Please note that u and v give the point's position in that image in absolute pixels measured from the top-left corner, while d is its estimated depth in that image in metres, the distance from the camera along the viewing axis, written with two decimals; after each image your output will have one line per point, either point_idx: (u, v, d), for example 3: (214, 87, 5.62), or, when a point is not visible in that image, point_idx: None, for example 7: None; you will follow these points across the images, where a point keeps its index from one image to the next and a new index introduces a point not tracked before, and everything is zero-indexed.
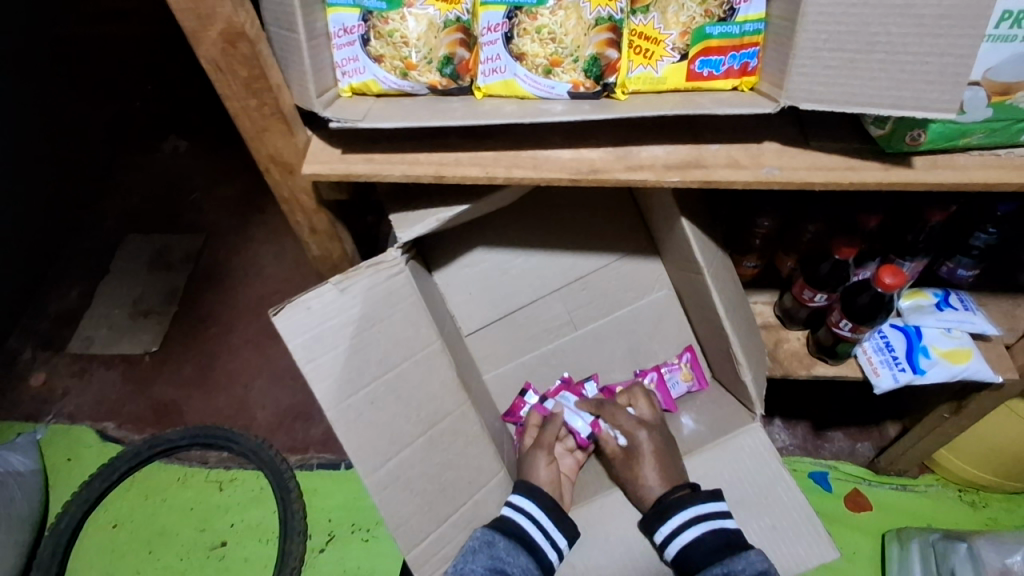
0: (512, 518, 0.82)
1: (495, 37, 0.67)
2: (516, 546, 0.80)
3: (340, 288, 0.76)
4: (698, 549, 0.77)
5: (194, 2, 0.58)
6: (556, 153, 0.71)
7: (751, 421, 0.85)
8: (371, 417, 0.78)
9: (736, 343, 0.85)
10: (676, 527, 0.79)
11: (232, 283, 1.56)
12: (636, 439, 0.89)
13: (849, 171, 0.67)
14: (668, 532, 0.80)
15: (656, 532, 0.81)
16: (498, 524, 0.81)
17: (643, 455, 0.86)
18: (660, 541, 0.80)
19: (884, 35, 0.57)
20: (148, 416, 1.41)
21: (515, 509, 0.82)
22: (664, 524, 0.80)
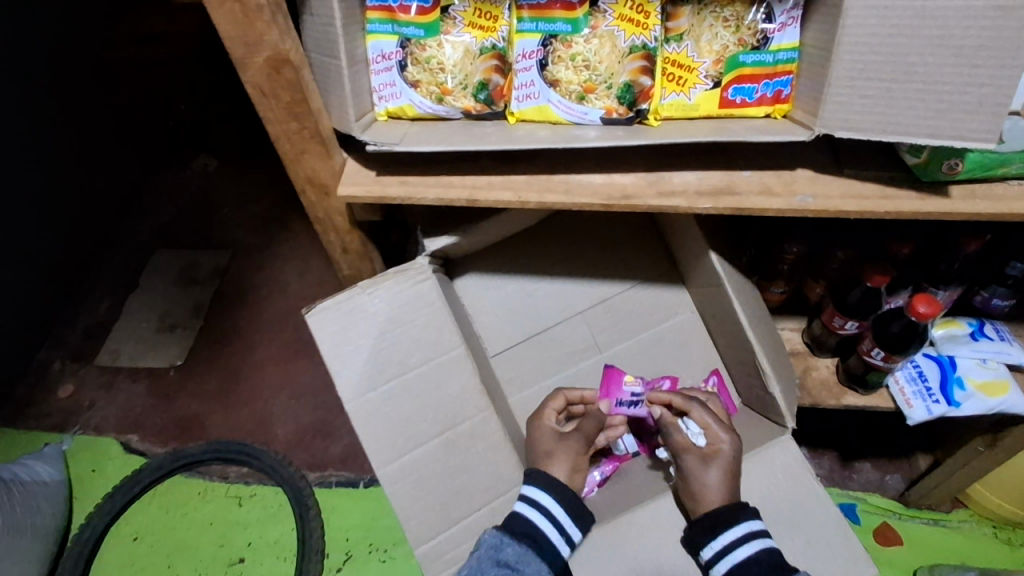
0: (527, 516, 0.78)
1: (530, 64, 0.69)
2: (526, 552, 0.76)
3: (367, 290, 0.79)
4: (753, 570, 0.72)
5: (243, 30, 0.60)
6: (587, 177, 0.72)
7: (781, 433, 0.83)
8: (389, 413, 0.79)
9: (763, 355, 0.83)
10: (728, 543, 0.73)
11: (257, 299, 1.58)
12: (716, 443, 0.80)
13: (883, 200, 0.67)
14: (720, 547, 0.74)
15: (703, 544, 0.75)
16: (512, 523, 0.78)
17: (717, 461, 0.78)
18: (707, 557, 0.75)
19: (921, 66, 0.57)
20: (171, 429, 1.42)
21: (537, 510, 0.78)
22: (716, 539, 0.74)
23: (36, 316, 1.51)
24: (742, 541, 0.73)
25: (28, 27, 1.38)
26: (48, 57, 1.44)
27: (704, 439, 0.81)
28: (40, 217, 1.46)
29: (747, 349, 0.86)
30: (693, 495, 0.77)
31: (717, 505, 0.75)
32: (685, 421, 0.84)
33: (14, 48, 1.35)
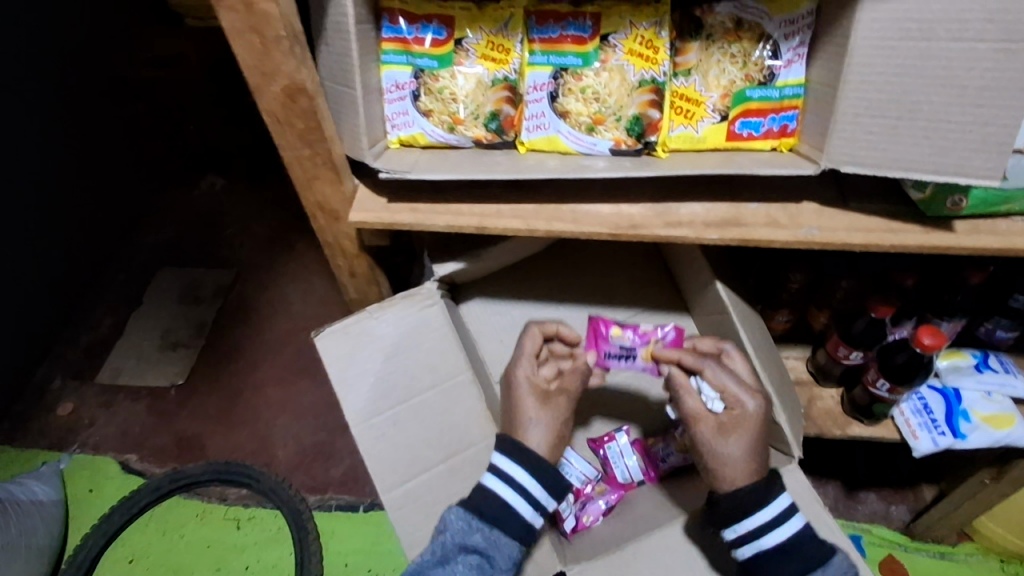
0: (498, 494, 0.73)
1: (540, 95, 0.70)
2: (495, 533, 0.72)
3: (375, 314, 0.80)
4: (778, 555, 0.70)
5: (260, 61, 0.60)
6: (595, 207, 0.72)
7: (788, 462, 0.82)
8: (394, 438, 0.79)
9: (770, 383, 0.81)
10: (754, 529, 0.70)
11: (259, 318, 1.59)
12: (738, 411, 0.73)
13: (889, 233, 0.67)
14: (748, 532, 0.70)
15: (726, 525, 0.71)
16: (483, 505, 0.73)
17: (743, 432, 0.72)
18: (730, 537, 0.71)
19: (925, 104, 0.58)
20: (171, 449, 1.41)
21: (509, 485, 0.74)
22: (740, 526, 0.70)
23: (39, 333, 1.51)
24: (770, 525, 0.70)
25: (40, 50, 1.41)
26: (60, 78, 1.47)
27: (721, 404, 0.74)
28: (46, 234, 1.47)
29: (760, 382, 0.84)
30: (716, 470, 0.72)
31: (744, 483, 0.71)
32: (698, 383, 0.75)
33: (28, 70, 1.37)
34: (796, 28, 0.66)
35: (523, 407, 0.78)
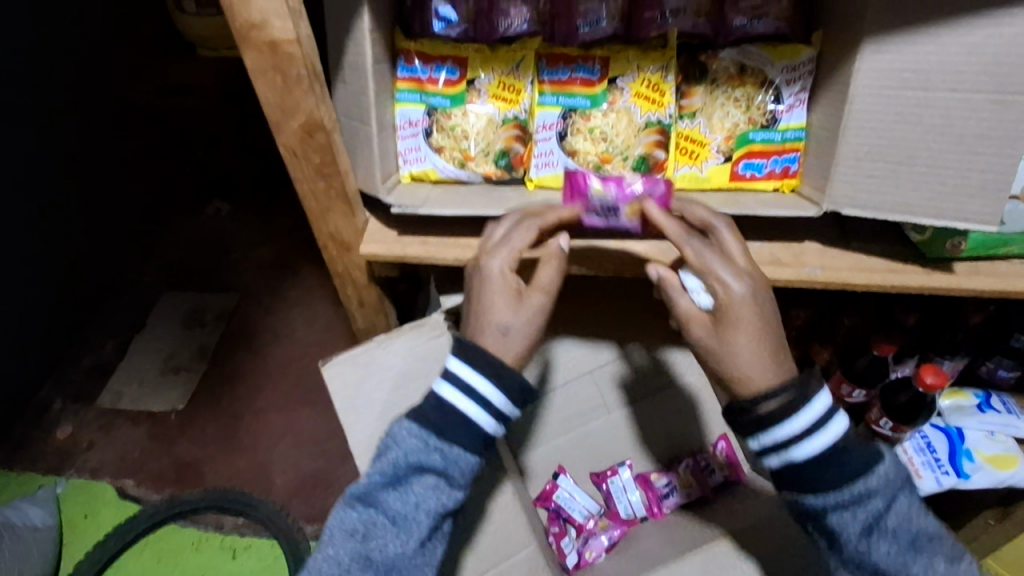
0: (459, 409, 0.62)
1: (549, 134, 0.72)
2: (466, 450, 0.62)
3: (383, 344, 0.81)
4: (813, 469, 0.60)
5: (281, 97, 0.62)
6: (603, 242, 0.73)
7: None
8: None
9: None
10: (780, 439, 0.59)
11: (262, 344, 1.59)
12: (734, 305, 0.59)
13: (890, 273, 0.69)
14: (774, 444, 0.60)
15: (749, 434, 0.61)
16: (442, 421, 0.62)
17: (743, 329, 0.59)
18: (754, 447, 0.61)
19: (924, 150, 0.60)
20: (168, 475, 1.40)
21: (473, 397, 0.62)
22: (764, 435, 0.60)
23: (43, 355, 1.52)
24: (803, 436, 0.59)
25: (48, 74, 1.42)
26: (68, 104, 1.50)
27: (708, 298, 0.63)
28: (50, 258, 1.49)
29: None
30: (726, 374, 0.60)
31: (763, 403, 0.59)
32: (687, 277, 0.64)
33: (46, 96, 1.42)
34: (797, 75, 0.69)
35: (490, 307, 0.63)
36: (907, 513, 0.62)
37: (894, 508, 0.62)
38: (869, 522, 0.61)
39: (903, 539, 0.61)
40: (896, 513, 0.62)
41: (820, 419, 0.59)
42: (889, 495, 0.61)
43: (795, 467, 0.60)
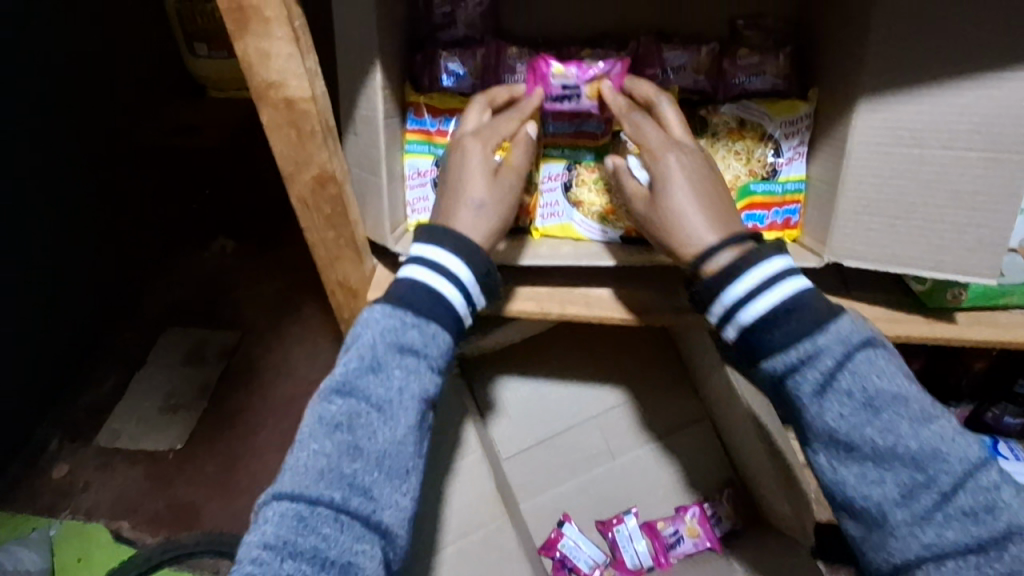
0: (428, 287, 0.62)
1: (555, 185, 0.75)
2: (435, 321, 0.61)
3: None
4: (772, 335, 0.57)
5: (295, 150, 0.64)
6: (606, 291, 0.75)
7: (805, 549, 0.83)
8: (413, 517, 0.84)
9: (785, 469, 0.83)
10: (734, 303, 0.58)
11: (262, 381, 1.53)
12: (666, 169, 0.63)
13: (892, 322, 0.69)
14: (728, 306, 0.59)
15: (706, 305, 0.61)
16: (410, 298, 0.61)
17: (678, 185, 0.62)
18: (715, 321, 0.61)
19: (921, 206, 0.61)
20: (165, 516, 1.36)
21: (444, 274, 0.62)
22: (717, 300, 0.59)
23: (41, 393, 1.44)
24: (765, 295, 0.57)
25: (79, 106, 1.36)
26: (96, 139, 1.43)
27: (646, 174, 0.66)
28: None
29: (768, 463, 0.85)
30: (675, 242, 0.62)
31: (715, 248, 0.60)
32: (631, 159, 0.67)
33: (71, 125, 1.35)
34: (795, 129, 0.71)
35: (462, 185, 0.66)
36: (898, 381, 0.58)
37: (882, 377, 0.57)
38: (850, 392, 0.57)
39: (894, 413, 0.57)
40: (886, 383, 0.57)
41: (782, 278, 0.58)
42: (874, 362, 0.57)
43: (750, 333, 0.58)
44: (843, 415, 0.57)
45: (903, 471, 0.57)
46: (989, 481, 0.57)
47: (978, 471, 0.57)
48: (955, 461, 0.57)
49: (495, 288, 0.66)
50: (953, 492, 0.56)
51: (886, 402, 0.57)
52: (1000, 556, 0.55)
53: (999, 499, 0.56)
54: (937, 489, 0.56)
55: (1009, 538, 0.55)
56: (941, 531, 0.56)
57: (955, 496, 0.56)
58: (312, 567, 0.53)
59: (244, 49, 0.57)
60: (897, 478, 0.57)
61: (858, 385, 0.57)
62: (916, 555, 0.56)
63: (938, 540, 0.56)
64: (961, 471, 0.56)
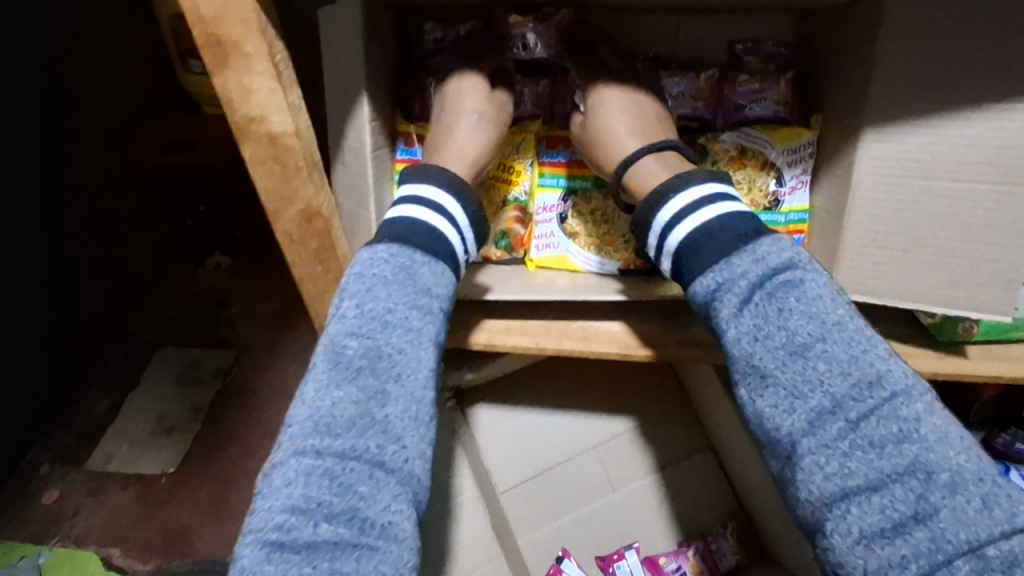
0: (430, 225, 0.60)
1: (550, 216, 0.73)
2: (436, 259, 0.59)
3: None
4: (696, 252, 0.56)
5: (279, 186, 0.61)
6: (604, 324, 0.72)
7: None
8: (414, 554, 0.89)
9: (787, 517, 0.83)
10: (664, 224, 0.59)
11: (257, 403, 1.35)
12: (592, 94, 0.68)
13: (901, 355, 0.67)
14: (659, 236, 0.60)
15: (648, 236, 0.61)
16: (411, 234, 0.59)
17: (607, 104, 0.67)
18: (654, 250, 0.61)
19: (931, 239, 0.59)
20: (157, 543, 1.23)
21: (445, 218, 0.61)
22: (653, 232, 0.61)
23: (34, 411, 1.28)
24: (684, 220, 0.58)
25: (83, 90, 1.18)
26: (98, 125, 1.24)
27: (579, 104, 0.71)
28: None
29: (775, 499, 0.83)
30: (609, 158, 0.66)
31: (642, 158, 0.64)
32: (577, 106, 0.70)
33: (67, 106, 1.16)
34: (798, 157, 0.69)
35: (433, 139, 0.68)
36: (818, 300, 0.52)
37: (797, 296, 0.52)
38: (759, 310, 0.52)
39: (808, 332, 0.51)
40: (803, 302, 0.52)
41: (706, 204, 0.58)
42: (792, 281, 0.52)
43: (678, 258, 0.58)
44: (749, 334, 0.52)
45: (813, 394, 0.50)
46: (909, 412, 0.48)
47: (896, 399, 0.49)
48: (871, 387, 0.49)
49: (486, 235, 0.66)
50: (864, 420, 0.49)
51: (799, 322, 0.51)
52: (905, 495, 0.47)
53: (916, 432, 0.48)
54: (843, 415, 0.49)
55: (915, 476, 0.47)
56: (844, 463, 0.48)
57: (867, 425, 0.48)
58: (353, 529, 0.48)
59: (223, 84, 0.55)
60: (805, 402, 0.50)
61: (773, 304, 0.52)
62: (821, 490, 0.49)
63: (841, 473, 0.48)
64: (877, 399, 0.49)
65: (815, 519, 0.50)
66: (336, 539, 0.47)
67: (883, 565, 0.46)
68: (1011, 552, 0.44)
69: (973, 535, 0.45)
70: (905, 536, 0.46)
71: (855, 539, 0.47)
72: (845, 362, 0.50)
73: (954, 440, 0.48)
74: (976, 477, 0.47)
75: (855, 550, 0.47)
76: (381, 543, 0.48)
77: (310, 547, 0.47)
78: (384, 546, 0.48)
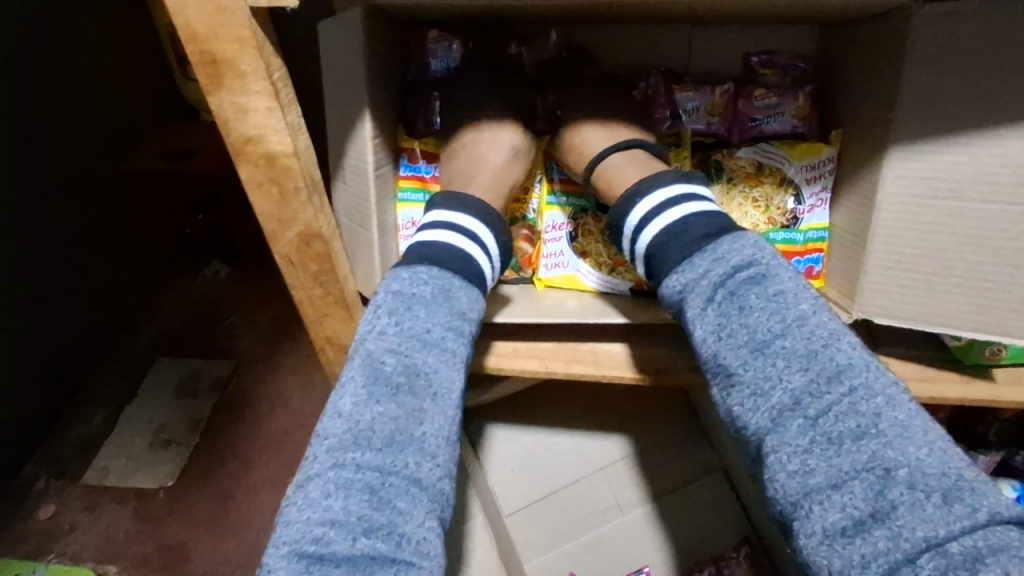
0: (465, 251, 0.58)
1: (559, 235, 0.70)
2: (471, 286, 0.57)
3: None
4: (662, 253, 0.54)
5: (278, 209, 0.59)
6: (615, 346, 0.70)
7: None
8: None
9: None
10: (638, 224, 0.58)
11: (256, 414, 1.29)
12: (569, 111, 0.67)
13: (927, 382, 0.64)
14: (631, 239, 0.59)
15: (623, 235, 0.60)
16: (444, 255, 0.57)
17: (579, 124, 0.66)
18: (629, 250, 0.60)
19: (960, 262, 0.56)
20: (153, 560, 1.15)
21: (478, 246, 0.59)
22: (626, 229, 0.59)
23: (28, 421, 1.21)
24: (653, 222, 0.56)
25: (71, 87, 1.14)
26: (92, 124, 1.20)
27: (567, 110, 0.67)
28: None
29: None
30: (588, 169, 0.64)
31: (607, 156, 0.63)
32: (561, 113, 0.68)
33: (61, 105, 1.13)
34: (817, 173, 0.66)
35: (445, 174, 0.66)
36: (782, 296, 0.48)
37: (758, 292, 0.49)
38: (721, 309, 0.50)
39: (769, 328, 0.47)
40: (762, 297, 0.48)
41: (676, 207, 0.56)
42: (753, 277, 0.49)
43: (648, 259, 0.56)
44: (712, 333, 0.50)
45: (772, 391, 0.46)
46: (870, 408, 0.43)
47: (856, 392, 0.44)
48: (830, 380, 0.45)
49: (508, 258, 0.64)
50: (823, 416, 0.44)
51: (759, 317, 0.48)
52: (863, 493, 0.41)
53: (876, 427, 0.43)
54: (801, 411, 0.45)
55: (872, 472, 0.41)
56: (804, 461, 0.43)
57: (825, 420, 0.44)
58: (392, 544, 0.44)
59: (219, 104, 0.53)
60: (765, 400, 0.46)
61: (733, 302, 0.49)
62: (784, 489, 0.44)
63: (801, 472, 0.43)
64: (836, 393, 0.44)
65: (784, 520, 0.45)
66: (375, 554, 0.43)
67: (846, 569, 0.40)
68: (978, 551, 0.37)
69: (932, 532, 0.39)
70: (864, 535, 0.40)
71: (818, 539, 0.42)
72: (806, 356, 0.46)
73: (916, 435, 0.42)
74: (940, 471, 0.41)
75: (819, 551, 0.42)
76: (417, 560, 0.44)
77: (349, 561, 0.42)
78: (419, 562, 0.44)
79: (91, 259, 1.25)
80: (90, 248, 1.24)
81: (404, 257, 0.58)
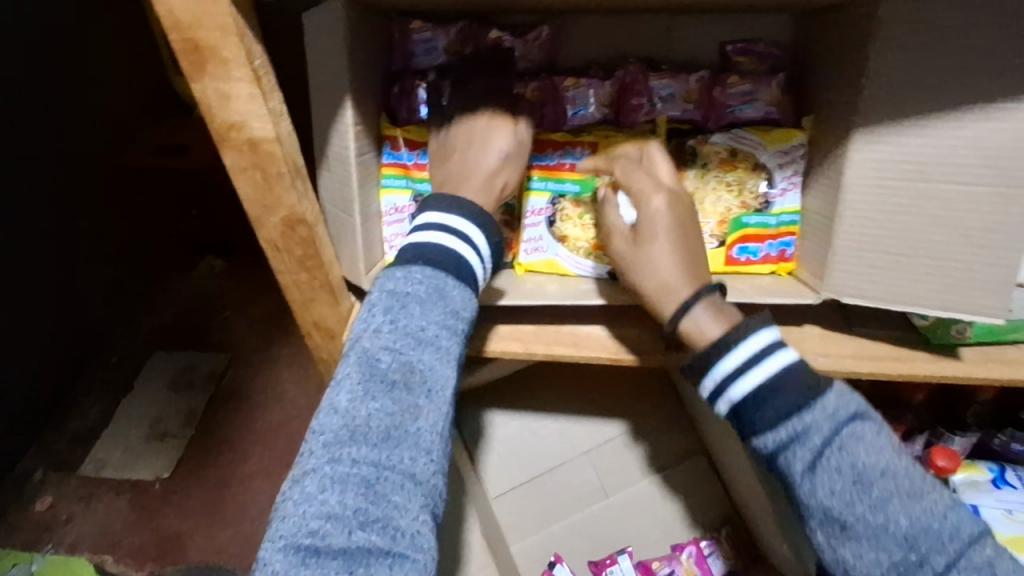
0: (456, 252, 0.58)
1: (538, 220, 0.71)
2: (462, 284, 0.58)
3: None
4: (765, 413, 0.56)
5: (262, 193, 0.60)
6: (593, 328, 0.72)
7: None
8: None
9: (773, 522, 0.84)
10: (729, 374, 0.57)
11: (250, 405, 1.31)
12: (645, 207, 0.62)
13: (898, 361, 0.66)
14: (717, 382, 0.58)
15: (704, 375, 0.59)
16: (440, 256, 0.57)
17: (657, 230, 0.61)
18: (709, 389, 0.59)
19: (927, 242, 0.58)
20: (149, 550, 1.17)
21: (467, 244, 0.60)
22: (713, 372, 0.58)
23: (25, 414, 1.22)
24: (749, 375, 0.57)
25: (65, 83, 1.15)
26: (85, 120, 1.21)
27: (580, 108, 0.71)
28: None
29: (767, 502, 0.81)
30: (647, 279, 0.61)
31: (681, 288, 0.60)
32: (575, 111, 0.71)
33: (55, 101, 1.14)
34: (789, 158, 0.68)
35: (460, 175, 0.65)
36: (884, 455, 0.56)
37: (866, 450, 0.56)
38: (836, 468, 0.56)
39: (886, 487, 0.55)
40: (872, 456, 0.56)
41: (766, 353, 0.57)
42: (857, 433, 0.56)
43: (740, 410, 0.57)
44: (832, 494, 0.56)
45: (898, 548, 0.55)
46: (983, 557, 0.56)
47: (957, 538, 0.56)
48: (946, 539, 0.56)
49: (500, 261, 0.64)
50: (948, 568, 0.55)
51: (875, 477, 0.55)
52: None
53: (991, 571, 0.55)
54: (928, 566, 0.55)
55: None
56: None
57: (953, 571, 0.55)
58: (387, 537, 0.47)
59: (203, 91, 0.54)
60: (891, 558, 0.55)
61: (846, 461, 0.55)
62: None
63: None
64: (953, 548, 0.55)
65: None
66: (369, 546, 0.47)
67: None
68: None
69: None
70: None
71: None
72: (921, 517, 0.56)
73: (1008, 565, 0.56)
74: None
75: None
76: (412, 552, 0.47)
77: (345, 553, 0.46)
78: (414, 555, 0.47)
79: (86, 253, 1.26)
80: (86, 242, 1.26)
81: (399, 258, 0.58)
